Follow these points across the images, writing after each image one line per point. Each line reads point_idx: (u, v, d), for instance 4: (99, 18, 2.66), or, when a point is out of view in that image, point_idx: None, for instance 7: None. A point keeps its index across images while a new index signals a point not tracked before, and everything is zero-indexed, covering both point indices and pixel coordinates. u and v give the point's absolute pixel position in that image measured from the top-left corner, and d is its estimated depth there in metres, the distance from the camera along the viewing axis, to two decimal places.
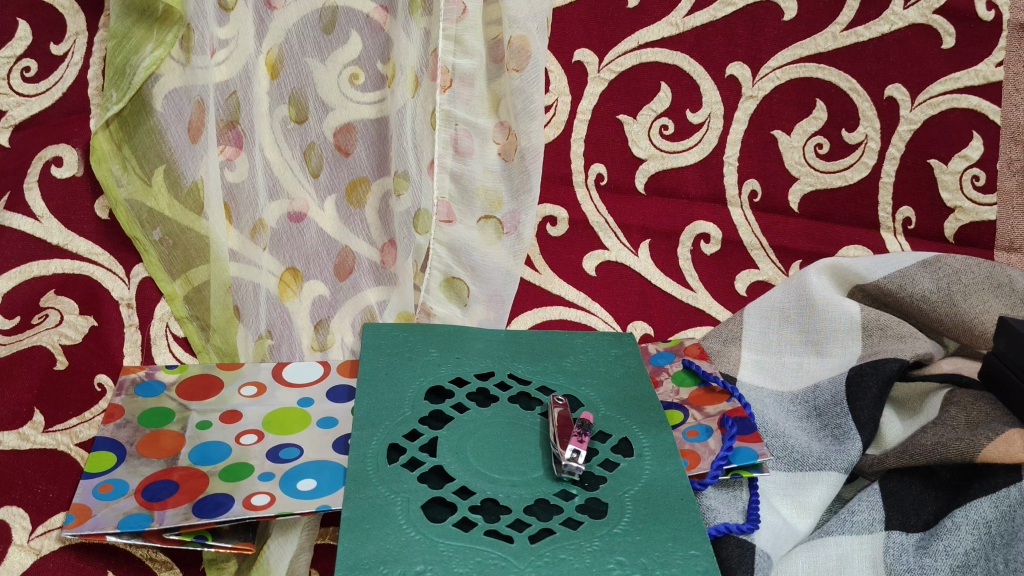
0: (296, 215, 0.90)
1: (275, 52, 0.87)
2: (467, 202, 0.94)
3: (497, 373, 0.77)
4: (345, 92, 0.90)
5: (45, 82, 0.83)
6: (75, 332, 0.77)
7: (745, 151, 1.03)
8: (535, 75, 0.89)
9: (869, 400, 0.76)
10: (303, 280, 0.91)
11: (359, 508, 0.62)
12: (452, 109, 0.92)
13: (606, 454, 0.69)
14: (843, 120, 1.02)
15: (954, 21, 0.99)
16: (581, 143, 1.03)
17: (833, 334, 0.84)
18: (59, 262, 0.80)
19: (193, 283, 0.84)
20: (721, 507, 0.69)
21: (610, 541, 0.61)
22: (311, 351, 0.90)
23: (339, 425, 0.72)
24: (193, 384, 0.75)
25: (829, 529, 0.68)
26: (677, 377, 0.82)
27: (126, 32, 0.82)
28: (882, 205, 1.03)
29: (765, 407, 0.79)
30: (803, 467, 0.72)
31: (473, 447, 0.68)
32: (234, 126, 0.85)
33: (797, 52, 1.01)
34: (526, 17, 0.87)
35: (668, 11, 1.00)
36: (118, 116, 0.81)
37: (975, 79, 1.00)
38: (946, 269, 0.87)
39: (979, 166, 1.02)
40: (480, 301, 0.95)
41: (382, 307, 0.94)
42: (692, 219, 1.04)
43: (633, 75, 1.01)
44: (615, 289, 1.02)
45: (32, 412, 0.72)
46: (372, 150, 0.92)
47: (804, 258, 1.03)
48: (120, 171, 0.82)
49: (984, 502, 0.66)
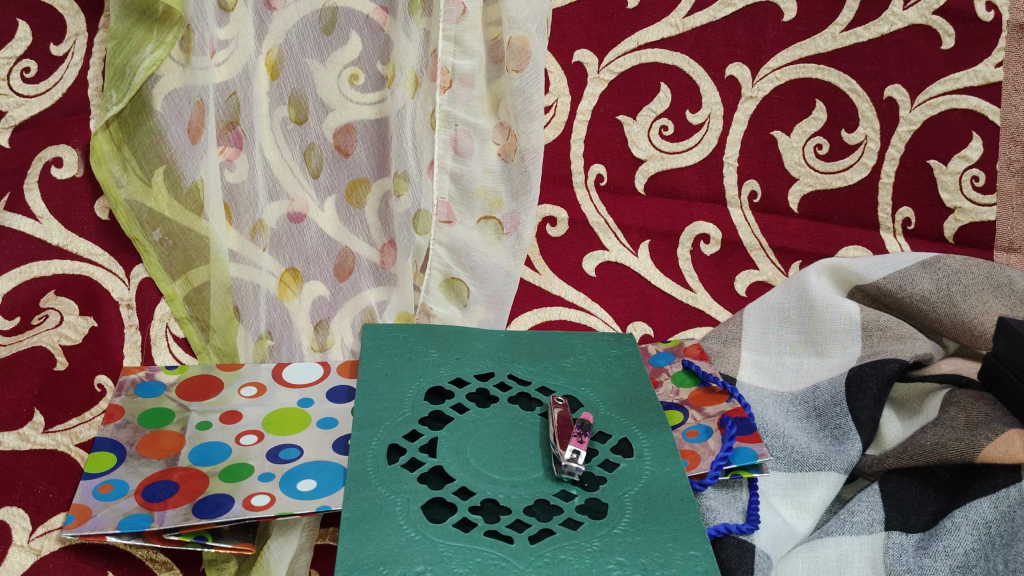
0: (296, 216, 0.90)
1: (275, 52, 0.87)
2: (467, 202, 0.94)
3: (497, 373, 0.77)
4: (345, 93, 0.90)
5: (45, 82, 0.83)
6: (75, 333, 0.78)
7: (745, 151, 1.03)
8: (535, 75, 0.89)
9: (869, 400, 0.76)
10: (303, 280, 0.91)
11: (359, 509, 0.62)
12: (452, 109, 0.92)
13: (606, 455, 0.69)
14: (843, 120, 1.02)
15: (953, 21, 0.99)
16: (581, 143, 1.03)
17: (833, 335, 0.85)
18: (59, 262, 0.80)
19: (193, 283, 0.84)
20: (721, 507, 0.69)
21: (610, 541, 0.61)
22: (311, 352, 0.90)
23: (339, 425, 0.72)
24: (193, 384, 0.75)
25: (829, 529, 0.68)
26: (676, 378, 0.82)
27: (126, 32, 0.82)
28: (881, 206, 1.03)
29: (765, 407, 0.79)
30: (802, 467, 0.72)
31: (473, 448, 0.68)
32: (234, 126, 0.85)
33: (797, 53, 1.01)
34: (526, 17, 0.87)
35: (668, 11, 1.00)
36: (118, 117, 0.81)
37: (975, 80, 1.00)
38: (945, 269, 0.87)
39: (979, 166, 1.02)
40: (480, 302, 0.95)
41: (382, 307, 0.94)
42: (692, 219, 1.04)
43: (633, 76, 1.01)
44: (614, 289, 1.02)
45: (32, 413, 0.72)
46: (372, 150, 0.92)
47: (804, 258, 1.03)
48: (120, 171, 0.82)
49: (984, 502, 0.66)
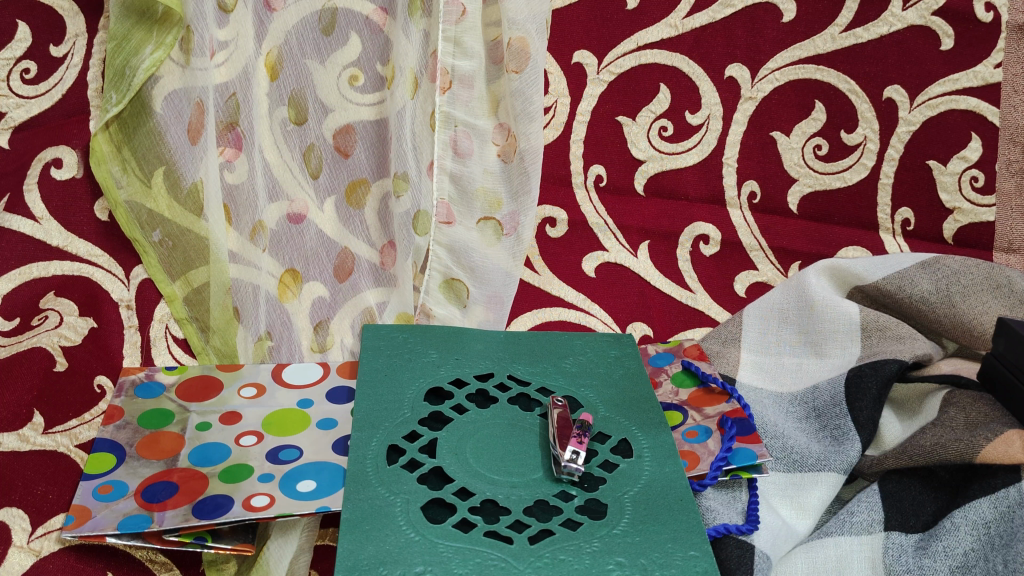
0: (296, 216, 0.90)
1: (274, 53, 0.87)
2: (467, 203, 0.94)
3: (496, 374, 0.77)
4: (345, 94, 0.90)
5: (45, 83, 0.83)
6: (75, 333, 0.78)
7: (745, 152, 1.03)
8: (535, 76, 0.89)
9: (868, 400, 0.76)
10: (303, 281, 0.91)
11: (360, 509, 0.62)
12: (451, 110, 0.92)
13: (606, 455, 0.69)
14: (842, 121, 1.02)
15: (953, 22, 0.99)
16: (581, 144, 1.03)
17: (833, 335, 0.85)
18: (58, 263, 0.80)
19: (194, 284, 0.84)
20: (721, 508, 0.69)
21: (610, 541, 0.61)
22: (311, 352, 0.90)
23: (339, 426, 0.72)
24: (193, 385, 0.75)
25: (829, 529, 0.68)
26: (676, 378, 0.82)
27: (126, 33, 0.82)
28: (880, 206, 1.04)
29: (765, 407, 0.79)
30: (802, 468, 0.72)
31: (473, 448, 0.68)
32: (234, 127, 0.85)
33: (797, 53, 1.01)
34: (525, 18, 0.87)
35: (667, 12, 1.00)
36: (117, 118, 0.81)
37: (974, 81, 1.00)
38: (944, 270, 0.87)
39: (978, 167, 1.02)
40: (479, 303, 0.96)
41: (382, 307, 0.94)
42: (692, 220, 1.04)
43: (633, 76, 1.02)
44: (614, 290, 1.02)
45: (32, 413, 0.72)
46: (372, 151, 0.92)
47: (803, 258, 1.03)
48: (120, 172, 0.82)
49: (984, 502, 0.66)
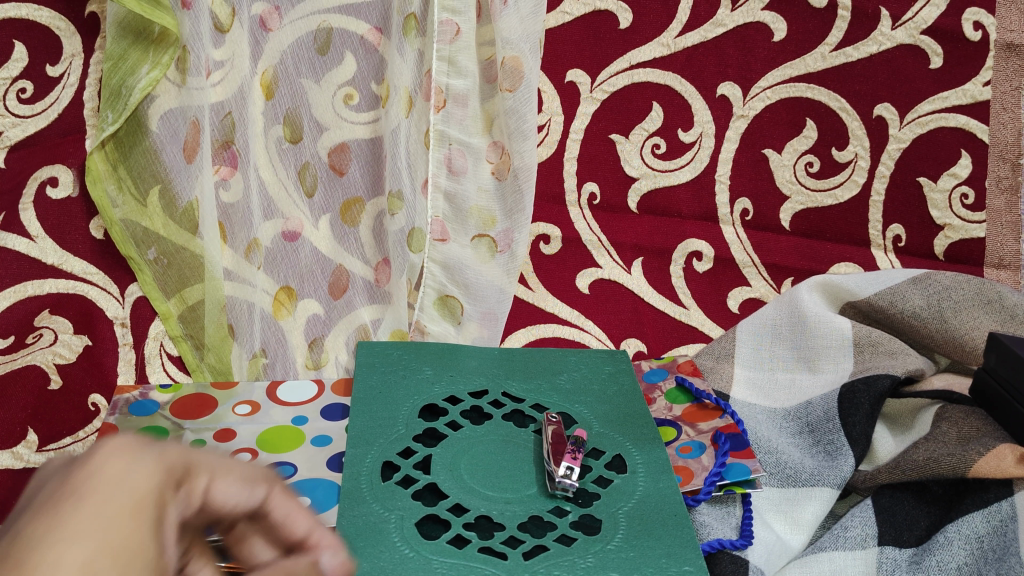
0: (291, 234, 0.90)
1: (269, 73, 0.87)
2: (461, 221, 0.96)
3: (491, 391, 0.77)
4: (339, 113, 0.90)
5: (41, 103, 0.82)
6: (69, 351, 0.80)
7: (737, 169, 1.04)
8: (529, 95, 0.90)
9: (861, 415, 0.76)
10: (297, 298, 0.91)
11: (354, 526, 0.62)
12: (445, 129, 0.93)
13: (600, 471, 0.69)
14: (833, 139, 1.03)
15: (942, 41, 1.01)
16: (574, 162, 1.03)
17: (826, 350, 0.85)
18: (53, 281, 0.81)
19: (188, 301, 0.85)
20: (715, 523, 0.69)
21: (605, 557, 0.61)
22: (305, 369, 0.92)
23: (333, 443, 0.73)
24: (188, 403, 0.75)
25: (823, 544, 0.67)
26: (670, 395, 0.82)
27: (122, 53, 0.81)
28: (872, 223, 1.05)
29: (758, 422, 0.80)
30: (796, 483, 0.73)
31: (468, 465, 0.68)
32: (229, 146, 0.85)
33: (786, 72, 1.02)
34: (519, 37, 0.89)
35: (659, 32, 1.01)
36: (113, 137, 0.82)
37: (964, 99, 1.02)
38: (935, 286, 0.87)
39: (968, 184, 1.04)
40: (474, 319, 0.97)
41: (376, 325, 0.95)
42: (685, 237, 1.04)
43: (625, 95, 1.02)
44: (608, 306, 1.03)
45: (26, 431, 0.77)
46: (367, 169, 0.92)
47: (795, 275, 1.04)
48: (115, 191, 0.82)
49: (976, 517, 0.67)
